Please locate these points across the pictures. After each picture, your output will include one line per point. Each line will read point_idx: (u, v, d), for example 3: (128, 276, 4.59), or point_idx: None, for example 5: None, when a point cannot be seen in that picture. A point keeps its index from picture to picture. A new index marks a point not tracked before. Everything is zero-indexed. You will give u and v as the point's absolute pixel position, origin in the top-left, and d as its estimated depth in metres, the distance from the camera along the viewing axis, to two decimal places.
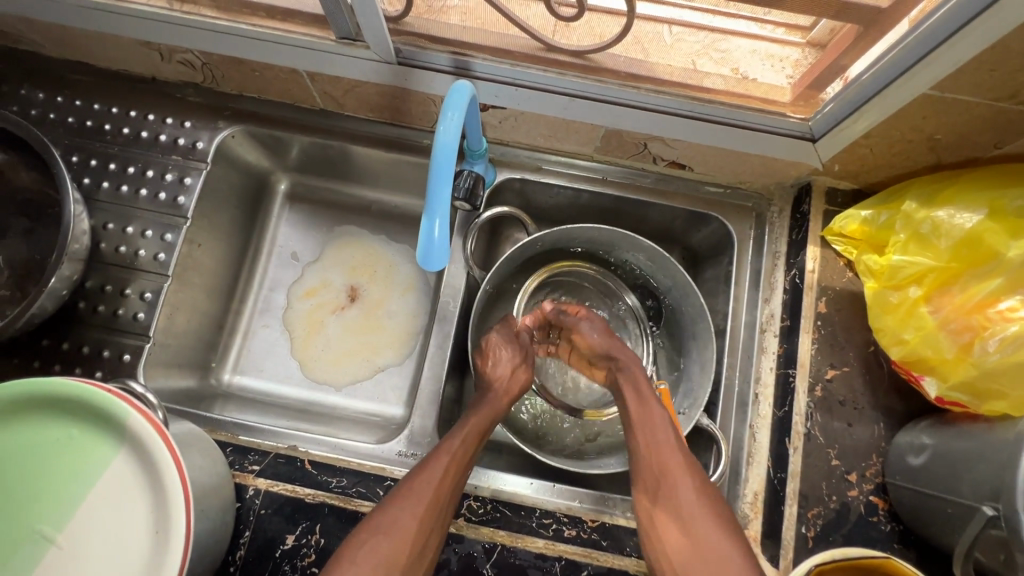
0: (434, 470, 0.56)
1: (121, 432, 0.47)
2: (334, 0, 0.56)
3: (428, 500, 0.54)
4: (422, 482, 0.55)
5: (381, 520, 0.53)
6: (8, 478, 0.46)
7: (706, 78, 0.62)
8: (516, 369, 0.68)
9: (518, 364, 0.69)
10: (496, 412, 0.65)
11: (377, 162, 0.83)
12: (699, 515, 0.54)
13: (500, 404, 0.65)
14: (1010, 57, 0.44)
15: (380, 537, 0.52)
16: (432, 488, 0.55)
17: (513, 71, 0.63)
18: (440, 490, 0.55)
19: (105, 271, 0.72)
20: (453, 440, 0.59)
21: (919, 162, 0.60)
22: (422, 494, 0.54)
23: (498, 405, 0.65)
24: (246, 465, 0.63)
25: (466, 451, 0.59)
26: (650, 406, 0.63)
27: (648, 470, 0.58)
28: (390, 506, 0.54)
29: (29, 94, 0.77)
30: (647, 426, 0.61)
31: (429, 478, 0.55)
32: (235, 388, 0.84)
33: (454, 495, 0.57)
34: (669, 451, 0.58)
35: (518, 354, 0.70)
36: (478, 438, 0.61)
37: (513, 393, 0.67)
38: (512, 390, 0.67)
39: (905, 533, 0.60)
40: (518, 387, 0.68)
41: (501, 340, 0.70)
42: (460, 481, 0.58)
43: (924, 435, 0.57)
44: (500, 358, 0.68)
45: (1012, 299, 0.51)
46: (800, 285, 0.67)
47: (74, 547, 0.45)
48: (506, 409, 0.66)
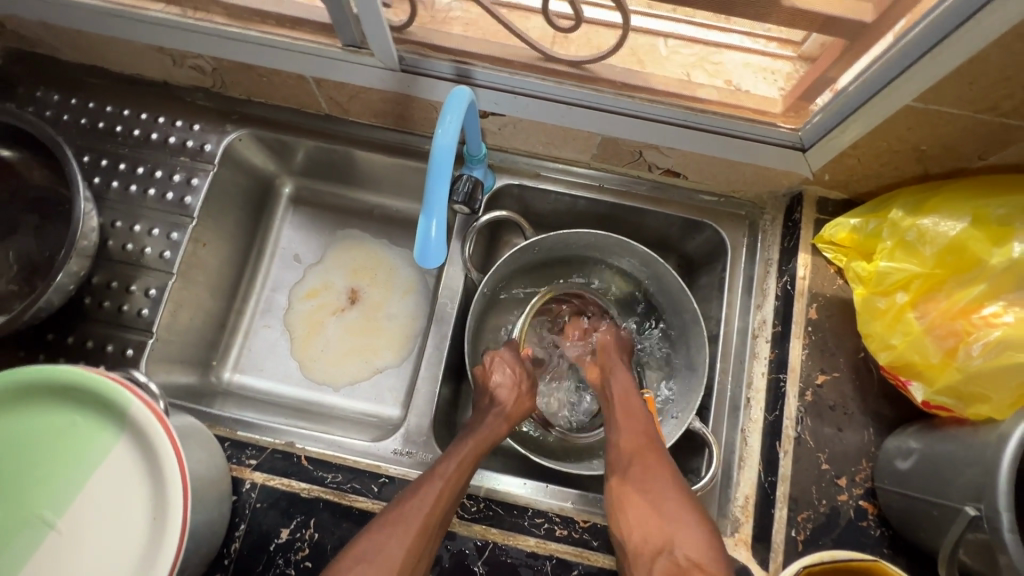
0: (425, 497, 0.55)
1: (123, 420, 0.48)
2: (341, 10, 0.58)
3: (417, 530, 0.53)
4: (411, 508, 0.54)
5: (366, 547, 0.51)
6: (11, 463, 0.47)
7: (700, 89, 0.64)
8: (517, 396, 0.67)
9: (518, 394, 0.68)
10: (495, 435, 0.64)
11: (380, 167, 0.85)
12: (671, 501, 0.54)
13: (498, 428, 0.64)
14: (988, 69, 0.46)
15: (366, 565, 0.50)
16: (422, 517, 0.53)
17: (512, 79, 0.66)
18: (428, 519, 0.54)
19: (111, 267, 0.74)
20: (447, 464, 0.58)
21: (906, 172, 0.61)
22: (410, 521, 0.53)
23: (497, 430, 0.64)
24: (244, 459, 0.64)
25: (461, 475, 0.58)
26: (634, 408, 0.64)
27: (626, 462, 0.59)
28: (377, 533, 0.52)
29: (44, 96, 0.79)
30: (629, 424, 0.62)
31: (419, 506, 0.54)
32: (235, 386, 0.85)
33: (443, 521, 0.55)
34: (648, 448, 0.60)
35: (517, 380, 0.69)
36: (474, 460, 0.60)
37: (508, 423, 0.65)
38: (510, 414, 0.66)
39: (894, 538, 0.61)
40: (516, 413, 0.67)
41: (501, 364, 0.69)
42: (450, 508, 0.56)
43: (912, 439, 0.57)
44: (502, 374, 0.68)
45: (996, 306, 0.53)
46: (791, 291, 0.68)
47: (74, 532, 0.46)
48: (503, 435, 0.64)
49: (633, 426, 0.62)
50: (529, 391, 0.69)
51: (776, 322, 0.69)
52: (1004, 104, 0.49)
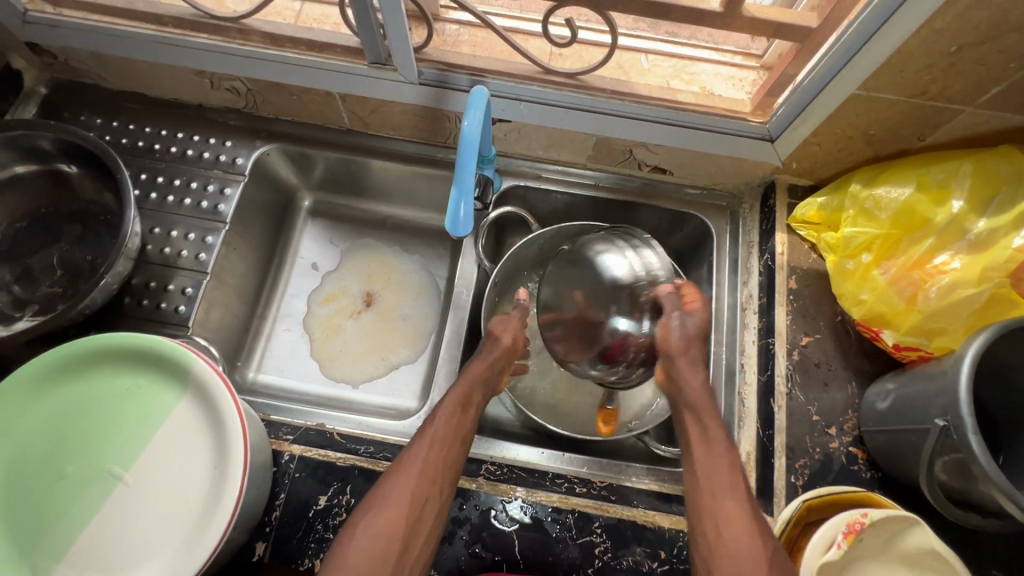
0: (418, 450, 0.61)
1: (185, 379, 0.53)
2: (371, 32, 0.68)
3: (417, 476, 0.59)
4: (408, 459, 0.60)
5: (374, 497, 0.58)
6: (81, 423, 0.52)
7: (679, 94, 0.74)
8: (507, 332, 0.74)
9: (514, 350, 0.73)
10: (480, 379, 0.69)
11: (394, 177, 0.94)
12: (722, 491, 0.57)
13: (482, 372, 0.69)
14: (912, 59, 0.57)
15: (375, 512, 0.56)
16: (420, 462, 0.60)
17: (517, 88, 0.75)
18: (427, 463, 0.60)
19: (150, 269, 0.80)
20: (435, 419, 0.63)
21: (861, 156, 0.71)
22: (409, 469, 0.59)
23: (477, 373, 0.69)
24: (281, 435, 0.69)
25: (453, 426, 0.63)
26: (718, 457, 0.59)
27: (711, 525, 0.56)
28: (382, 484, 0.59)
29: (88, 120, 0.87)
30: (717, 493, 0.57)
31: (415, 455, 0.60)
32: (259, 385, 0.90)
33: (448, 463, 0.61)
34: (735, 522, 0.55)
35: (514, 340, 0.74)
36: (461, 406, 0.65)
37: (493, 365, 0.70)
38: (494, 357, 0.71)
39: (884, 479, 0.67)
40: (509, 351, 0.72)
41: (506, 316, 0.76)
42: (450, 452, 0.62)
43: (889, 382, 0.65)
44: (503, 325, 0.74)
45: (945, 255, 0.62)
46: (772, 266, 0.77)
47: (140, 484, 0.50)
48: (486, 374, 0.69)
49: (723, 491, 0.57)
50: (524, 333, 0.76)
51: (761, 295, 0.77)
52: (930, 89, 0.60)
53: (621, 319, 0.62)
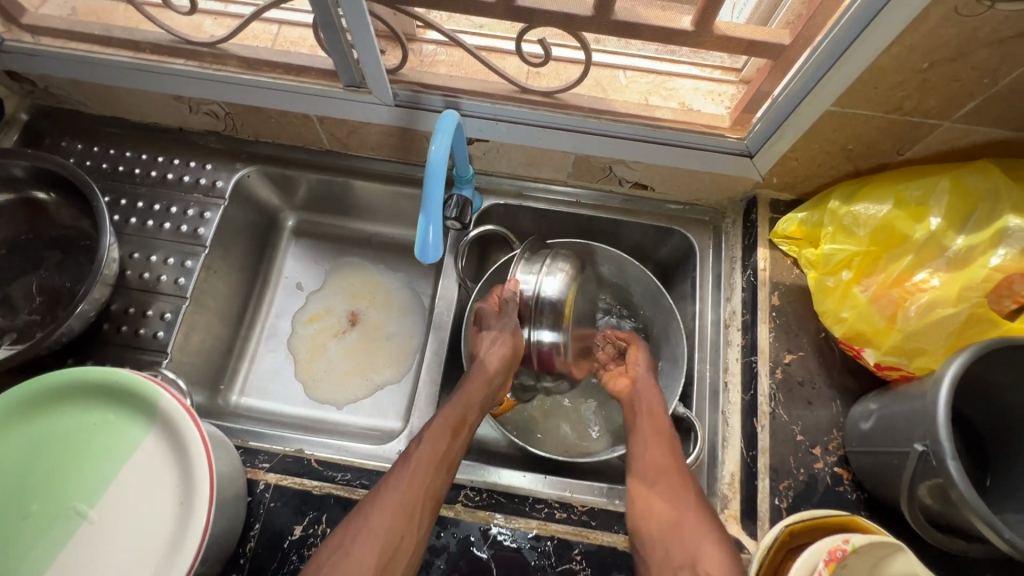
0: (399, 479, 0.60)
1: (152, 413, 0.53)
2: (343, 56, 0.68)
3: (394, 508, 0.58)
4: (388, 488, 0.59)
5: (349, 530, 0.57)
6: (46, 460, 0.51)
7: (657, 110, 0.74)
8: (494, 348, 0.72)
9: (512, 359, 0.72)
10: (476, 401, 0.69)
11: (377, 197, 0.94)
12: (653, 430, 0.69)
13: (480, 392, 0.69)
14: (885, 74, 0.56)
15: (347, 546, 0.55)
16: (399, 494, 0.59)
17: (493, 108, 0.74)
18: (406, 495, 0.59)
19: (129, 295, 0.79)
20: (421, 446, 0.62)
21: (842, 170, 0.71)
22: (387, 501, 0.58)
23: (474, 395, 0.69)
24: (257, 463, 0.68)
25: (440, 452, 0.63)
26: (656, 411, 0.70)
27: (650, 476, 0.64)
28: (359, 516, 0.58)
29: (69, 145, 0.87)
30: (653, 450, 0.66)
31: (395, 486, 0.59)
32: (242, 408, 0.89)
33: (430, 492, 0.60)
34: (670, 469, 0.64)
35: (514, 346, 0.72)
36: (452, 431, 0.65)
37: (490, 386, 0.70)
38: (491, 375, 0.70)
39: (870, 500, 0.65)
40: (507, 363, 0.72)
41: (499, 319, 0.72)
42: (433, 481, 0.61)
43: (872, 402, 0.64)
44: (492, 342, 0.72)
45: (924, 273, 0.61)
46: (755, 282, 0.76)
47: (106, 521, 0.50)
48: (482, 394, 0.69)
49: (658, 444, 0.67)
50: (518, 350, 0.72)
51: (744, 312, 0.76)
52: (906, 104, 0.59)
53: (548, 334, 0.73)
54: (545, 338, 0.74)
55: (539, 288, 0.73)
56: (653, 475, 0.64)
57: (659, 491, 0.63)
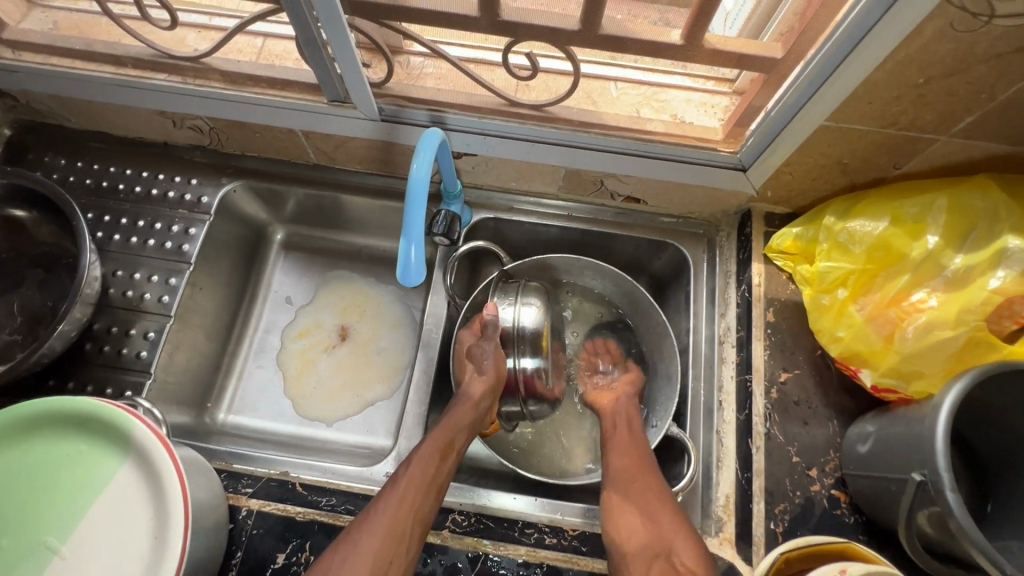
0: (386, 504, 0.58)
1: (126, 444, 0.51)
2: (326, 71, 0.67)
3: (382, 534, 0.55)
4: (375, 514, 0.57)
5: (333, 559, 0.54)
6: (17, 494, 0.50)
7: (648, 123, 0.72)
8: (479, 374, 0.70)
9: (497, 385, 0.71)
10: (461, 423, 0.66)
11: (366, 210, 0.92)
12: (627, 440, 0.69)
13: (469, 415, 0.67)
14: (880, 89, 0.54)
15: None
16: (386, 520, 0.56)
17: (481, 123, 0.73)
18: (394, 520, 0.56)
19: (112, 313, 0.78)
20: (409, 469, 0.60)
21: (837, 184, 0.69)
22: (374, 527, 0.56)
23: (461, 419, 0.67)
24: (240, 488, 0.67)
25: (429, 475, 0.61)
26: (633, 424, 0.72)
27: (626, 481, 0.64)
28: (344, 544, 0.55)
29: (53, 161, 0.86)
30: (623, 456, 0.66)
31: (382, 511, 0.57)
32: (229, 426, 0.87)
33: (418, 517, 0.58)
34: (643, 475, 0.64)
35: (499, 370, 0.71)
36: (440, 454, 0.63)
37: (478, 408, 0.68)
38: (479, 399, 0.69)
39: (868, 524, 0.64)
40: (494, 388, 0.70)
41: (482, 343, 0.72)
42: (421, 505, 0.59)
43: (869, 424, 0.62)
44: (478, 367, 0.71)
45: (922, 292, 0.59)
46: (749, 298, 0.74)
47: (76, 557, 0.48)
48: (471, 418, 0.67)
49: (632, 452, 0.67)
50: (501, 374, 0.71)
51: (739, 328, 0.75)
52: (902, 119, 0.57)
53: (530, 361, 0.74)
54: (528, 364, 0.74)
55: (518, 319, 0.74)
56: (623, 481, 0.64)
57: (627, 494, 0.62)
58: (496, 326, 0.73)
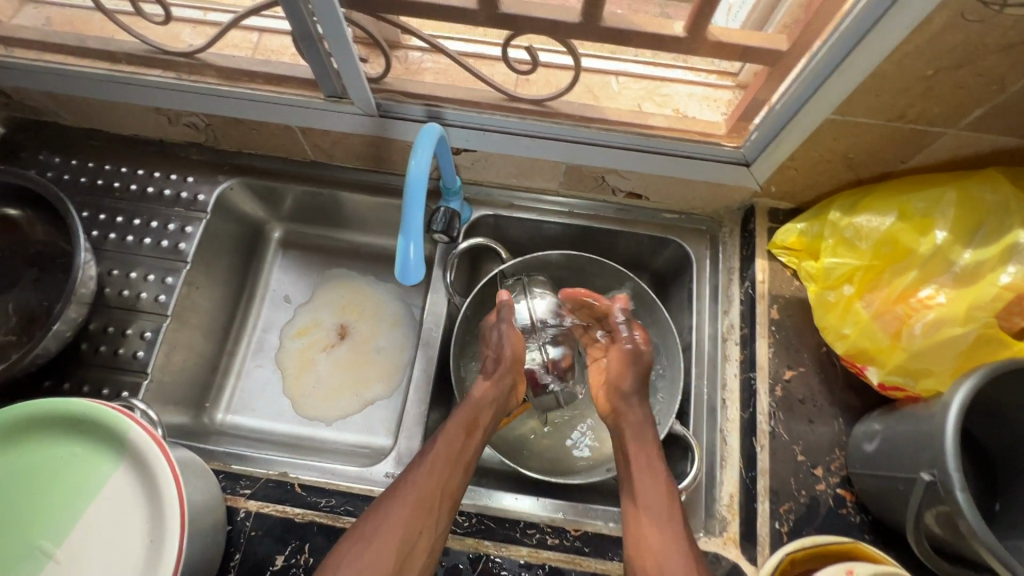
0: (416, 475, 0.59)
1: (122, 446, 0.51)
2: (323, 66, 0.66)
3: (412, 504, 0.56)
4: (406, 485, 0.58)
5: (366, 526, 0.55)
6: (10, 497, 0.49)
7: (650, 118, 0.71)
8: (503, 347, 0.71)
9: (518, 361, 0.71)
10: (484, 402, 0.68)
11: (364, 208, 0.91)
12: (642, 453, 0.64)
13: (493, 392, 0.69)
14: (888, 82, 0.53)
15: (363, 544, 0.54)
16: (416, 491, 0.57)
17: (480, 118, 0.72)
18: (423, 492, 0.57)
19: (108, 313, 0.77)
20: (437, 444, 0.62)
21: (843, 179, 0.68)
22: (405, 498, 0.57)
23: (484, 396, 0.68)
24: (238, 489, 0.66)
25: (456, 450, 0.62)
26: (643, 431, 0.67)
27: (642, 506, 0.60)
28: (375, 513, 0.56)
29: (46, 158, 0.85)
30: (646, 481, 0.62)
31: (412, 482, 0.58)
32: (228, 426, 0.87)
33: (446, 491, 0.59)
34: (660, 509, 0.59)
35: (518, 351, 0.72)
36: (466, 430, 0.64)
37: (500, 385, 0.69)
38: (502, 374, 0.70)
39: (874, 523, 0.63)
40: (515, 362, 0.71)
41: (497, 327, 0.73)
42: (449, 480, 0.60)
43: (876, 422, 0.61)
44: (499, 342, 0.72)
45: (929, 289, 0.59)
46: (753, 295, 0.73)
47: (70, 562, 0.47)
48: (495, 396, 0.69)
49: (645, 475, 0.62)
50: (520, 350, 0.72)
51: (743, 326, 0.74)
52: (909, 112, 0.56)
53: (555, 350, 0.77)
54: (553, 353, 0.77)
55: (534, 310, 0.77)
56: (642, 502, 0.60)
57: (645, 510, 0.59)
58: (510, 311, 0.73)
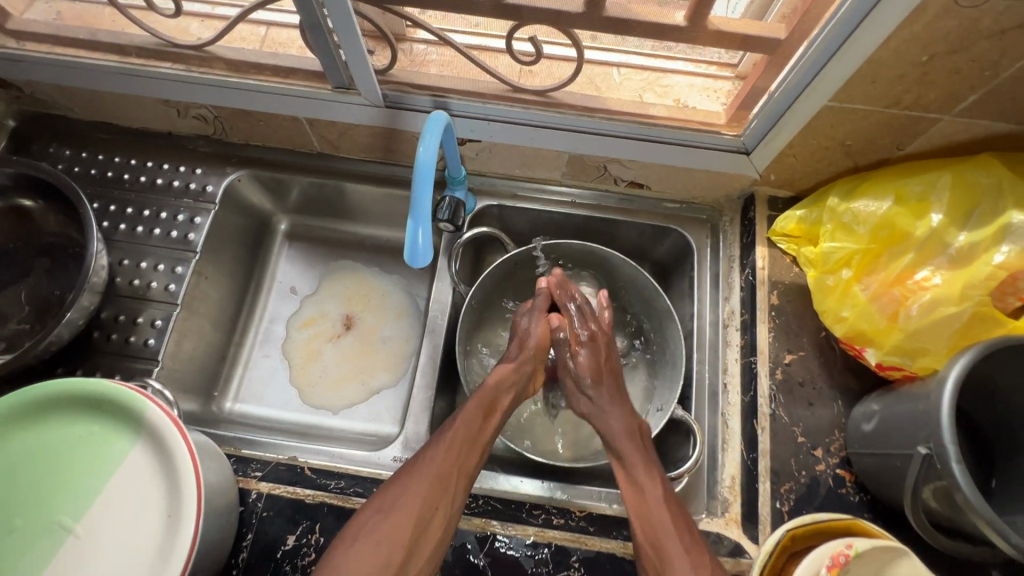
0: (434, 453, 0.59)
1: (139, 425, 0.52)
2: (331, 57, 0.67)
3: (429, 480, 0.57)
4: (423, 460, 0.59)
5: (384, 500, 0.56)
6: (30, 474, 0.50)
7: (652, 107, 0.73)
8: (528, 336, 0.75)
9: (542, 350, 0.74)
10: (501, 387, 0.68)
11: (370, 199, 0.92)
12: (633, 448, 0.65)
13: (511, 377, 0.70)
14: (884, 68, 0.54)
15: (381, 518, 0.55)
16: (433, 467, 0.58)
17: (485, 109, 0.73)
18: (440, 468, 0.58)
19: (119, 302, 0.78)
20: (457, 422, 0.62)
21: (840, 167, 0.69)
22: (422, 474, 0.58)
23: (502, 380, 0.68)
24: (250, 472, 0.67)
25: (473, 431, 0.62)
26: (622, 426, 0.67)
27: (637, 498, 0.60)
28: (392, 488, 0.57)
29: (57, 151, 0.86)
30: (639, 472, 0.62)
31: (430, 458, 0.59)
32: (236, 415, 0.88)
33: (463, 469, 0.59)
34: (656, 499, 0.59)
35: (544, 339, 0.75)
36: (483, 412, 0.64)
37: (522, 371, 0.71)
38: (520, 362, 0.72)
39: (873, 502, 0.64)
40: (539, 351, 0.74)
41: (528, 314, 0.77)
42: (466, 459, 0.60)
43: (874, 402, 0.62)
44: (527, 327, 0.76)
45: (926, 271, 0.60)
46: (753, 281, 0.75)
47: (90, 537, 0.49)
48: (513, 380, 0.70)
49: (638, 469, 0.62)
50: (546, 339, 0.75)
51: (743, 312, 0.75)
52: (905, 98, 0.57)
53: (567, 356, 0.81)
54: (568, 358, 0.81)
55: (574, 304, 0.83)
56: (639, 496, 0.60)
57: (643, 498, 0.59)
58: (548, 291, 0.78)
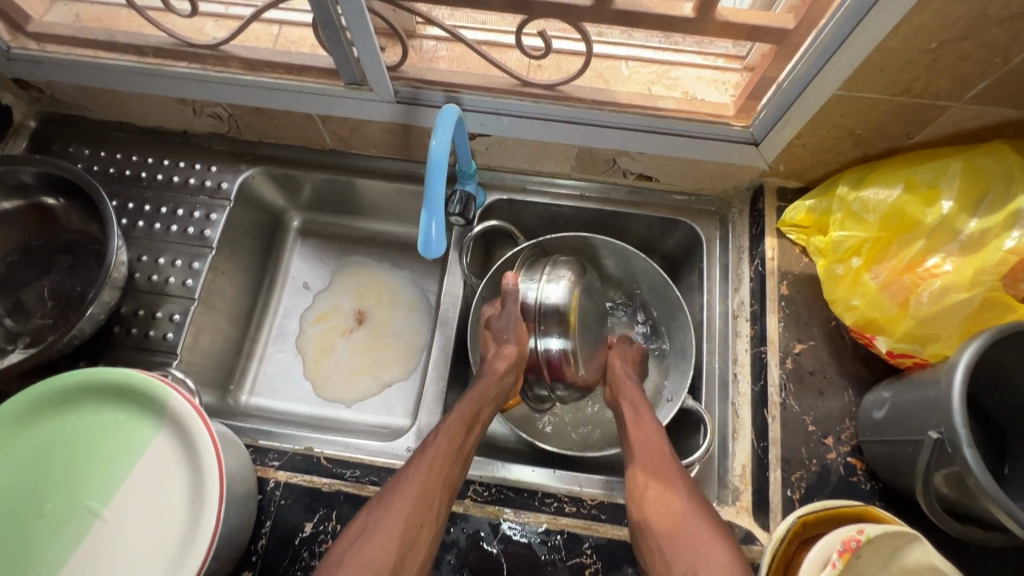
0: (415, 471, 0.59)
1: (162, 412, 0.53)
2: (344, 54, 0.69)
3: (413, 498, 0.57)
4: (405, 480, 0.58)
5: (365, 523, 0.56)
6: (60, 459, 0.52)
7: (660, 100, 0.73)
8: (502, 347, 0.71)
9: (518, 364, 0.70)
10: (486, 397, 0.67)
11: (381, 195, 0.94)
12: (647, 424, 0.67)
13: (494, 390, 0.68)
14: (893, 56, 0.54)
15: (365, 539, 0.54)
16: (416, 484, 0.58)
17: (495, 103, 0.74)
18: (423, 486, 0.58)
19: (138, 296, 0.80)
20: (437, 438, 0.61)
21: (849, 157, 0.69)
22: (403, 494, 0.57)
23: (484, 393, 0.67)
24: (267, 461, 0.68)
25: (456, 445, 0.62)
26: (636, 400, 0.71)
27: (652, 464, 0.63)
28: (372, 513, 0.57)
29: (77, 150, 0.88)
30: (652, 438, 0.66)
31: (412, 476, 0.58)
32: (251, 408, 0.89)
33: (446, 483, 0.60)
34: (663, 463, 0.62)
35: (522, 346, 0.71)
36: (466, 425, 0.64)
37: (505, 381, 0.69)
38: (502, 375, 0.69)
39: (883, 490, 0.64)
40: (517, 364, 0.70)
41: (502, 316, 0.72)
42: (449, 472, 0.60)
43: (885, 390, 0.62)
44: (500, 342, 0.71)
45: (936, 258, 0.61)
46: (763, 272, 0.75)
47: (118, 519, 0.50)
48: (496, 392, 0.68)
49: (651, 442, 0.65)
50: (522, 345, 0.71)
51: (753, 302, 0.75)
52: (915, 85, 0.57)
53: (554, 342, 0.71)
54: (553, 346, 0.72)
55: (545, 296, 0.73)
56: (655, 464, 0.62)
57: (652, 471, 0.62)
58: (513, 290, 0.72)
